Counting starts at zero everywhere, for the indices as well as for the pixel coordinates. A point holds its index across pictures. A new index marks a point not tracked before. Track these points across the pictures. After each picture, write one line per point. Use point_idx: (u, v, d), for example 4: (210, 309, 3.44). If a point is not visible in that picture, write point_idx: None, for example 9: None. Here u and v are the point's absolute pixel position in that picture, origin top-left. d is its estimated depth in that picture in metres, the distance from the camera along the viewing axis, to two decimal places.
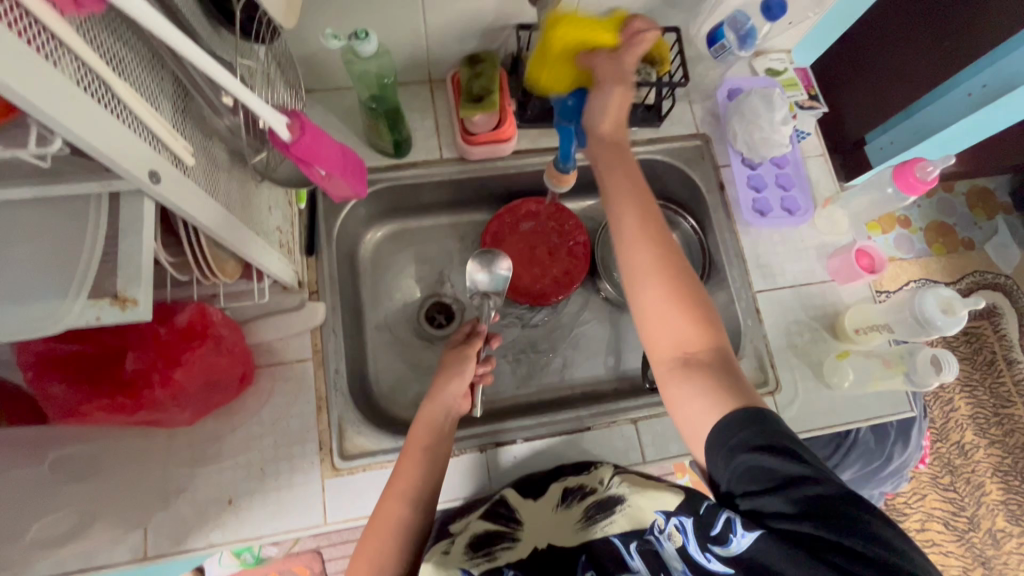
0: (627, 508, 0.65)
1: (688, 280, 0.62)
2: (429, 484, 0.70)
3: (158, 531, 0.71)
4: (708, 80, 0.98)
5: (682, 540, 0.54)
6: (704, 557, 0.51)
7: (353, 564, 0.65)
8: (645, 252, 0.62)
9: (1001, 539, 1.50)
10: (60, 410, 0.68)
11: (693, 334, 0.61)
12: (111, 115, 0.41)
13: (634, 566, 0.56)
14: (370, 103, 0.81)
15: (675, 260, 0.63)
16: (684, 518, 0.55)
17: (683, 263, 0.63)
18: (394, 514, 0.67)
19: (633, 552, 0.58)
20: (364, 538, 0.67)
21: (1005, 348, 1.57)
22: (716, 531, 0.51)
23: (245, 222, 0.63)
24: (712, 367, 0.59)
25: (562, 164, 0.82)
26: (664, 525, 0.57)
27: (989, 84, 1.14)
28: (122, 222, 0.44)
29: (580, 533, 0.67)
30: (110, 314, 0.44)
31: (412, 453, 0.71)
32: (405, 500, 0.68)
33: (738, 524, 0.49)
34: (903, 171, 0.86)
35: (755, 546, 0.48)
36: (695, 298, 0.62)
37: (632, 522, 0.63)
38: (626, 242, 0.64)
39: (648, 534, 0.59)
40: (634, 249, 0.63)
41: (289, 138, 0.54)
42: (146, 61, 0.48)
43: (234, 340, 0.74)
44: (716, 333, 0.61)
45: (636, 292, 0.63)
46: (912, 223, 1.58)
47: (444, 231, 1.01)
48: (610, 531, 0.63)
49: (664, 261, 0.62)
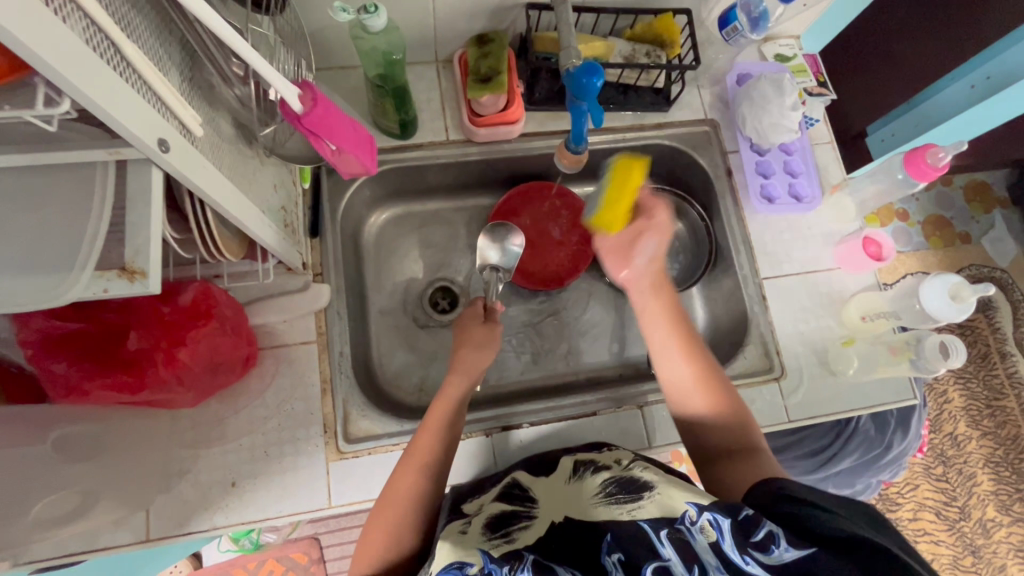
0: (657, 494, 0.60)
1: (722, 382, 0.72)
2: (442, 459, 0.71)
3: (160, 513, 0.70)
4: (718, 64, 0.97)
5: (716, 537, 0.50)
6: (743, 558, 0.48)
7: (368, 533, 0.67)
8: (684, 361, 0.72)
9: (991, 528, 1.52)
10: (60, 389, 0.65)
11: (732, 429, 0.69)
12: (121, 77, 0.39)
13: (664, 553, 0.51)
14: (377, 82, 0.79)
15: (712, 367, 0.72)
16: (719, 516, 0.52)
17: (719, 365, 0.73)
18: (409, 482, 0.69)
19: (665, 538, 0.52)
20: (379, 509, 0.68)
21: (999, 341, 1.59)
22: (757, 538, 0.49)
23: (252, 199, 0.62)
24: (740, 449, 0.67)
25: (572, 147, 0.84)
26: (695, 517, 0.54)
27: (993, 75, 1.15)
28: (129, 191, 0.43)
29: (602, 509, 0.62)
30: (118, 286, 0.43)
31: (429, 430, 0.71)
32: (422, 475, 0.69)
33: (781, 537, 0.49)
34: (913, 158, 0.85)
35: (802, 561, 0.47)
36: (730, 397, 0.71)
37: (663, 509, 0.57)
38: (665, 350, 0.73)
39: (677, 522, 0.54)
40: (674, 360, 0.72)
41: (301, 109, 0.53)
42: (154, 25, 0.46)
43: (238, 321, 0.73)
44: (750, 427, 0.69)
45: (681, 394, 0.72)
46: (911, 217, 1.58)
47: (449, 215, 1.00)
48: (640, 515, 0.57)
49: (701, 368, 0.71)
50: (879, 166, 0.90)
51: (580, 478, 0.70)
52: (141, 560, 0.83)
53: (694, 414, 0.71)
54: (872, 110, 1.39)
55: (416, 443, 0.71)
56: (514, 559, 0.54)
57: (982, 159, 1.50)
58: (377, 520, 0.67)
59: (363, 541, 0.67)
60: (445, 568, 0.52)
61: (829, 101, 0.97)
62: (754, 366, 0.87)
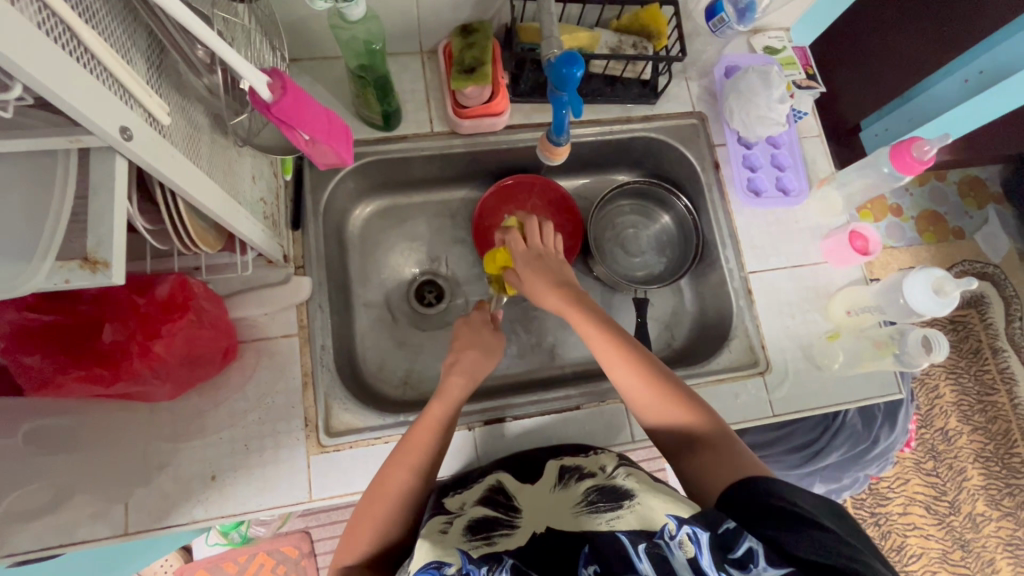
0: (637, 505, 0.60)
1: (667, 374, 0.71)
2: (435, 455, 0.71)
3: (138, 507, 0.69)
4: (705, 57, 0.96)
5: (694, 552, 0.49)
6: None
7: (354, 522, 0.67)
8: (624, 367, 0.72)
9: (980, 522, 1.52)
10: (32, 382, 0.64)
11: (690, 418, 0.69)
12: (79, 64, 0.38)
13: (641, 568, 0.49)
14: (358, 72, 0.78)
15: (652, 364, 0.72)
16: (698, 528, 0.50)
17: (664, 369, 0.72)
18: (399, 481, 0.68)
19: (642, 553, 0.51)
20: (367, 501, 0.68)
21: (990, 336, 1.59)
22: (736, 555, 0.48)
23: (228, 190, 0.61)
24: (715, 450, 0.65)
25: (554, 138, 0.83)
26: (674, 530, 0.52)
27: (986, 69, 1.15)
28: (93, 180, 0.43)
29: (585, 519, 0.62)
30: (79, 277, 0.42)
31: (424, 425, 0.71)
32: (414, 471, 0.69)
33: (760, 556, 0.48)
34: (898, 153, 0.84)
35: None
36: (680, 388, 0.70)
37: (642, 521, 0.57)
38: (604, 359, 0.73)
39: (657, 537, 0.53)
40: (615, 366, 0.72)
41: (270, 98, 0.52)
42: (116, 9, 0.45)
43: (217, 314, 0.72)
44: (708, 412, 0.69)
45: (633, 397, 0.72)
46: (904, 212, 1.58)
47: (435, 208, 0.99)
48: (619, 526, 0.57)
49: (642, 369, 0.71)
50: (867, 160, 0.88)
51: (565, 487, 0.70)
52: (124, 554, 0.83)
53: (649, 413, 0.71)
54: (864, 104, 1.38)
55: (410, 437, 0.70)
56: (492, 561, 0.54)
57: (974, 155, 1.49)
58: (364, 512, 0.67)
59: (348, 533, 0.68)
60: (423, 568, 0.54)
61: (818, 93, 0.96)
62: (739, 359, 0.87)
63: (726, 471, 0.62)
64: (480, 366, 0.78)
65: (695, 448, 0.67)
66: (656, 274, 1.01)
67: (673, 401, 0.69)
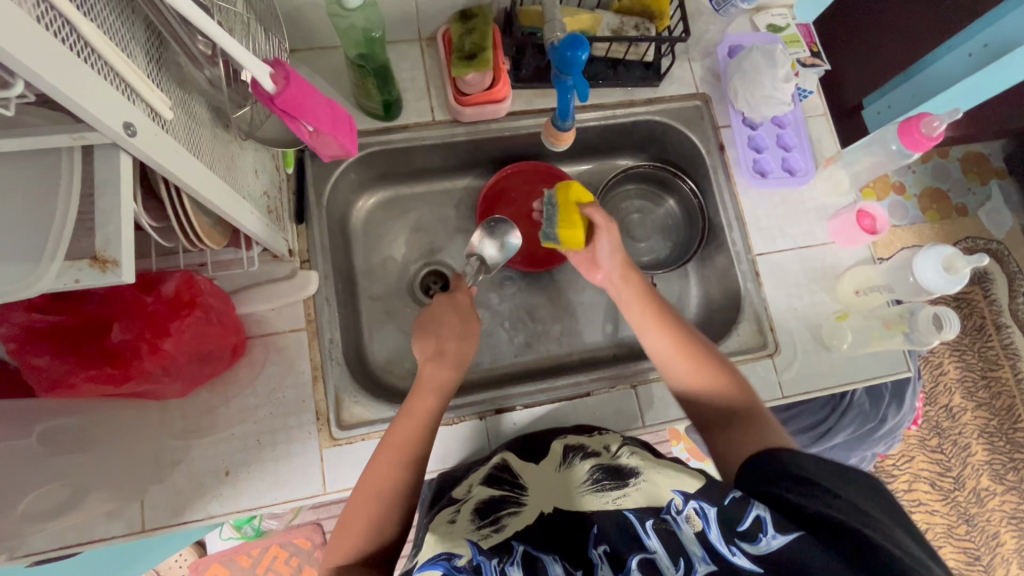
0: (643, 482, 0.61)
1: (710, 353, 0.74)
2: (422, 448, 0.70)
3: (155, 504, 0.70)
4: (708, 36, 0.95)
5: (703, 526, 0.52)
6: (729, 548, 0.50)
7: (347, 519, 0.67)
8: (664, 339, 0.76)
9: (985, 497, 1.53)
10: (43, 384, 0.64)
11: (727, 393, 0.71)
12: (79, 58, 0.37)
13: (650, 545, 0.52)
14: (357, 62, 0.77)
15: (691, 338, 0.75)
16: (706, 504, 0.54)
17: (700, 339, 0.76)
18: (387, 478, 0.67)
19: (650, 529, 0.54)
20: (356, 500, 0.67)
21: (994, 312, 1.59)
22: (744, 527, 0.50)
23: (232, 184, 0.60)
24: (746, 420, 0.68)
25: (558, 122, 0.83)
26: (681, 506, 0.55)
27: (991, 43, 1.11)
28: (97, 178, 0.42)
29: (588, 498, 0.62)
30: (90, 276, 0.42)
31: (412, 419, 0.71)
32: (402, 465, 0.68)
33: (769, 525, 0.50)
34: (908, 128, 0.83)
35: (787, 548, 0.48)
36: (721, 365, 0.74)
37: (650, 499, 0.58)
38: (644, 333, 0.78)
39: (664, 513, 0.55)
40: (654, 335, 0.77)
41: (273, 88, 0.52)
42: (114, 2, 0.44)
43: (225, 310, 0.72)
44: (745, 389, 0.72)
45: (670, 370, 0.75)
46: (907, 190, 1.56)
47: (439, 198, 0.99)
48: (625, 505, 0.58)
49: (680, 339, 0.75)
50: (873, 137, 0.87)
51: (569, 465, 0.69)
52: (140, 552, 0.84)
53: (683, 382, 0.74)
54: (867, 80, 1.36)
55: (394, 432, 0.70)
56: (503, 552, 0.55)
57: (979, 129, 1.47)
58: (353, 508, 0.67)
59: (340, 529, 0.67)
60: (432, 560, 0.54)
61: (824, 71, 0.95)
62: (748, 342, 0.87)
63: (757, 440, 0.64)
64: (467, 354, 0.78)
65: (728, 422, 0.69)
66: (662, 260, 1.01)
67: (712, 378, 0.72)
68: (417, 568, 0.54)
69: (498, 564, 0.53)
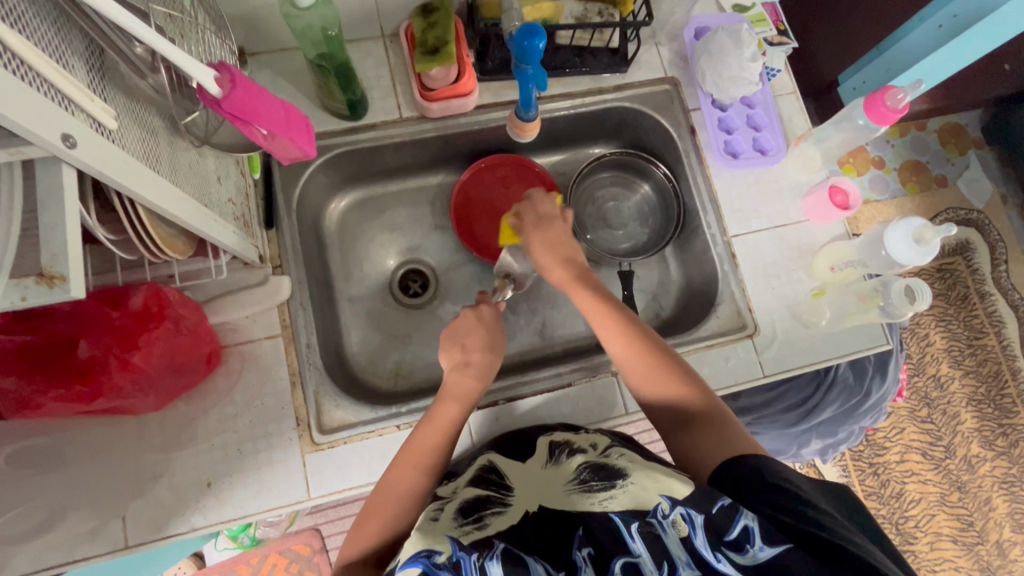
0: (631, 484, 0.58)
1: (671, 359, 0.73)
2: (445, 454, 0.71)
3: (136, 519, 0.69)
4: (673, 19, 0.93)
5: (688, 531, 0.51)
6: (715, 556, 0.49)
7: (365, 512, 0.68)
8: (625, 346, 0.74)
9: (976, 463, 1.55)
10: (11, 405, 0.64)
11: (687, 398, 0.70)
12: (11, 73, 0.37)
13: (635, 548, 0.51)
14: (318, 61, 0.76)
15: (647, 339, 0.74)
16: (692, 510, 0.53)
17: (659, 345, 0.74)
18: (406, 481, 0.69)
19: (635, 532, 0.52)
20: (377, 494, 0.69)
21: (978, 282, 1.60)
22: (731, 537, 0.50)
23: (193, 194, 0.59)
24: (707, 423, 0.68)
25: (522, 114, 0.82)
26: (668, 510, 0.53)
27: (960, 13, 1.08)
28: (40, 195, 0.42)
29: (576, 498, 0.61)
30: (36, 293, 0.41)
31: (437, 425, 0.71)
32: (426, 465, 0.69)
33: (757, 535, 0.50)
34: (874, 101, 0.83)
35: (773, 560, 0.48)
36: (681, 370, 0.72)
37: (634, 501, 0.56)
38: (606, 339, 0.75)
39: (649, 516, 0.54)
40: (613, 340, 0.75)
41: (219, 93, 0.51)
42: (48, 13, 0.43)
43: (194, 320, 0.71)
44: (703, 387, 0.71)
45: (633, 375, 0.74)
46: (886, 164, 1.57)
47: (412, 196, 0.98)
48: (612, 506, 0.56)
49: (639, 345, 0.73)
50: (840, 113, 0.86)
51: (557, 463, 0.69)
52: (131, 568, 0.83)
53: (647, 388, 0.73)
54: (841, 56, 1.36)
55: (421, 436, 0.71)
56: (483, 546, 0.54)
57: (954, 98, 1.47)
58: (377, 501, 0.68)
59: (358, 523, 0.67)
60: (412, 558, 0.50)
61: (791, 49, 0.94)
62: (727, 323, 0.87)
63: (716, 446, 0.65)
64: (491, 365, 0.77)
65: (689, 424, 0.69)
66: (640, 246, 1.01)
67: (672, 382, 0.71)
68: (400, 566, 0.51)
69: (478, 559, 0.51)
